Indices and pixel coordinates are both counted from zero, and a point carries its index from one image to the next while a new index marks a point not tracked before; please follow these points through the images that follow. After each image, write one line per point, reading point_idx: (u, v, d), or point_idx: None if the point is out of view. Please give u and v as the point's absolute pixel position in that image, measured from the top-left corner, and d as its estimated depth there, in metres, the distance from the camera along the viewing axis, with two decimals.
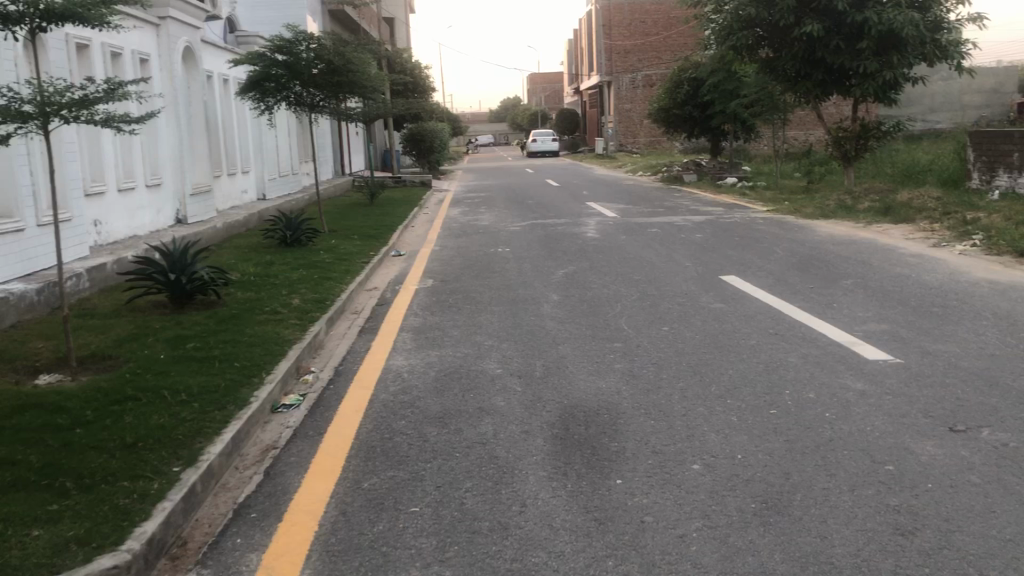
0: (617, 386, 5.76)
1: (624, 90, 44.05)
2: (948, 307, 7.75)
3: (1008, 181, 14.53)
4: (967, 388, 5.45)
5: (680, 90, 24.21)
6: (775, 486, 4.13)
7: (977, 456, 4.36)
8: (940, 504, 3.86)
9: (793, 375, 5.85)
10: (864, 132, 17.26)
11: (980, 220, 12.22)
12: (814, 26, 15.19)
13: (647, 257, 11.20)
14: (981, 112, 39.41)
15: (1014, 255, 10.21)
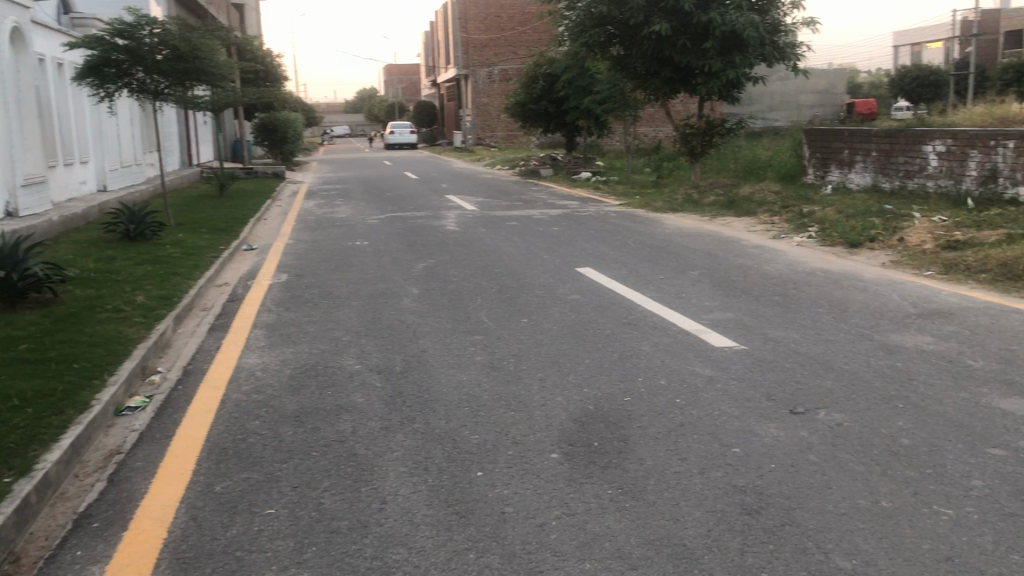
0: (478, 378, 5.78)
1: (481, 83, 44.31)
2: (787, 296, 8.22)
3: (839, 176, 15.48)
4: (806, 371, 5.77)
5: (535, 86, 24.55)
6: (630, 472, 4.25)
7: (815, 436, 4.63)
8: (782, 483, 4.06)
9: (646, 362, 6.05)
10: (709, 129, 18.01)
11: (816, 213, 12.98)
12: (662, 26, 15.71)
13: (505, 250, 11.30)
14: (815, 110, 41.91)
15: (846, 246, 10.90)
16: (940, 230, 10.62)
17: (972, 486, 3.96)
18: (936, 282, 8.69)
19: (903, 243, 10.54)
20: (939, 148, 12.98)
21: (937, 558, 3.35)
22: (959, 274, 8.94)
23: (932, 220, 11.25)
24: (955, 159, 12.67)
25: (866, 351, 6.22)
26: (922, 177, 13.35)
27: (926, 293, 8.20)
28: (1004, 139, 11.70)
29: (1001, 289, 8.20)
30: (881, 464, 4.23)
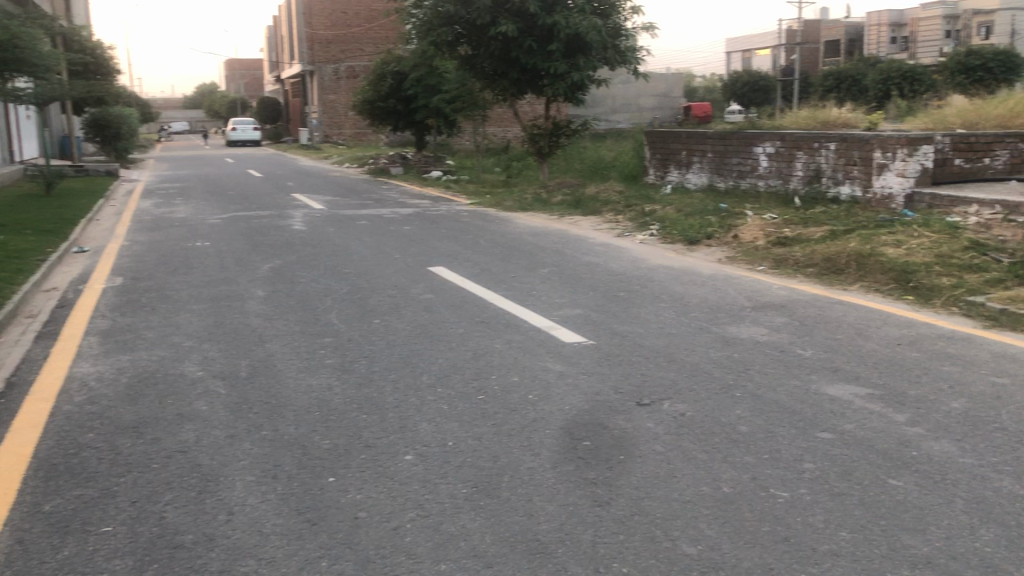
0: (328, 382, 5.66)
1: (327, 80, 43.50)
2: (633, 292, 8.47)
3: (678, 177, 16.13)
4: (651, 364, 5.97)
5: (383, 83, 24.30)
6: (484, 470, 4.26)
7: (661, 427, 4.79)
8: (631, 473, 4.18)
9: (498, 360, 6.09)
10: (556, 130, 18.36)
11: (657, 211, 13.45)
12: (508, 26, 15.89)
13: (354, 250, 11.13)
14: (655, 113, 43.50)
15: (685, 243, 11.37)
16: (770, 228, 11.22)
17: (804, 468, 4.20)
18: (769, 277, 9.19)
19: (737, 239, 11.06)
20: (768, 150, 13.71)
21: (776, 538, 3.53)
22: (789, 268, 9.46)
23: (763, 218, 11.87)
24: (783, 160, 13.43)
25: (706, 343, 6.50)
26: (754, 177, 14.07)
27: (759, 286, 8.65)
28: (826, 142, 12.48)
29: (826, 282, 8.77)
30: (723, 452, 4.43)
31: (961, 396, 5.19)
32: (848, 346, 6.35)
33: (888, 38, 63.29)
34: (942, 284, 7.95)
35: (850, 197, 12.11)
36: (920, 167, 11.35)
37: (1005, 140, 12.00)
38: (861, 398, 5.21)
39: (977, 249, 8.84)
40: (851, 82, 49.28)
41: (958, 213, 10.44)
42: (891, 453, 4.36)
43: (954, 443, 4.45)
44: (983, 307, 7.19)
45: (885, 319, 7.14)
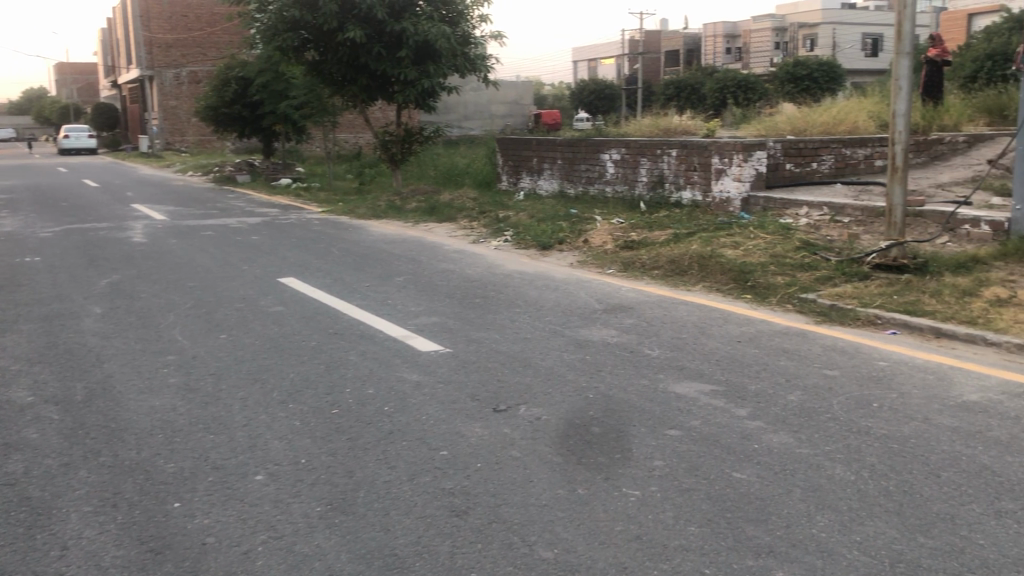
0: (172, 403, 5.40)
1: (168, 85, 41.76)
2: (488, 298, 8.52)
3: (530, 183, 16.38)
4: (507, 370, 6.01)
5: (227, 89, 23.54)
6: (339, 486, 4.17)
7: (517, 432, 4.83)
8: (487, 481, 4.19)
9: (353, 372, 5.98)
10: (408, 137, 18.29)
11: (510, 218, 13.59)
12: (356, 32, 15.71)
13: (200, 261, 10.71)
14: (506, 120, 44.00)
15: (538, 248, 11.55)
16: (618, 232, 11.55)
17: (655, 466, 4.32)
18: (618, 279, 9.44)
19: (587, 244, 11.32)
20: (614, 156, 14.13)
21: (629, 537, 3.62)
22: (636, 270, 9.75)
23: (611, 222, 12.21)
24: (628, 166, 13.84)
25: (559, 347, 6.61)
26: (602, 182, 14.45)
27: (609, 289, 8.88)
28: (668, 148, 12.97)
29: (671, 284, 9.08)
30: (577, 454, 4.50)
31: (796, 389, 5.49)
32: (693, 344, 6.60)
33: (723, 49, 66.50)
34: (777, 283, 8.37)
35: (691, 201, 12.62)
36: (755, 172, 11.94)
37: (830, 145, 12.75)
38: (705, 395, 5.42)
39: (807, 249, 9.38)
40: (691, 90, 51.25)
41: (790, 215, 11.09)
42: (734, 446, 4.56)
43: (791, 435, 4.70)
44: (814, 303, 7.63)
45: (726, 317, 7.48)
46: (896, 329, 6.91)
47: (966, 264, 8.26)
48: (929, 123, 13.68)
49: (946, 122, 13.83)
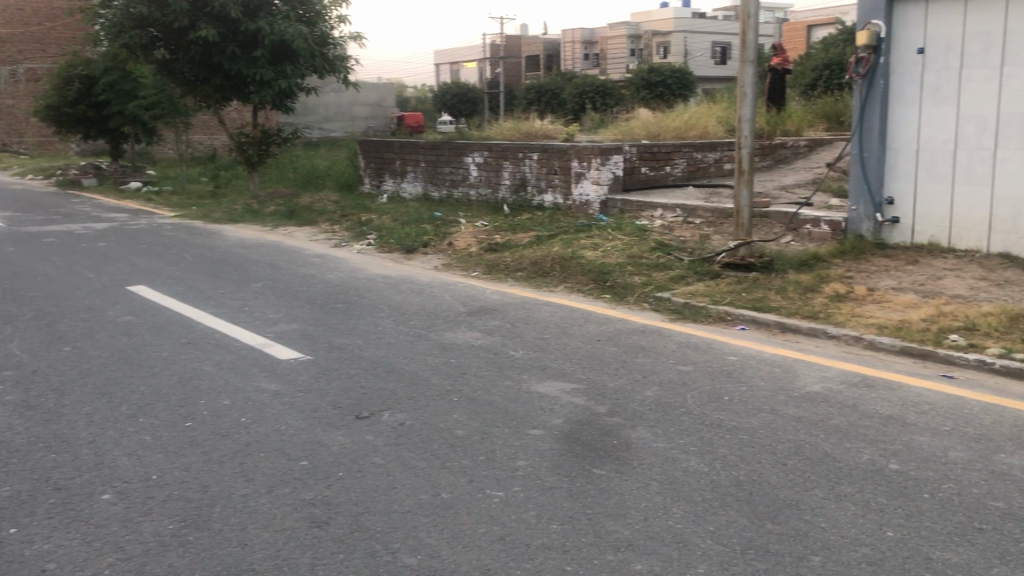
0: (8, 422, 5.05)
1: (4, 83, 39.16)
2: (350, 303, 8.39)
3: (392, 186, 16.25)
4: (370, 376, 5.92)
5: (69, 88, 22.29)
6: (193, 502, 4.00)
7: (380, 439, 4.76)
8: (349, 489, 4.12)
9: (208, 383, 5.76)
10: (265, 139, 17.81)
11: (373, 221, 13.44)
12: (209, 31, 15.19)
13: (41, 270, 10.08)
14: (367, 122, 43.50)
15: (402, 251, 11.47)
16: (482, 234, 11.61)
17: (518, 466, 4.36)
18: (481, 281, 9.49)
19: (451, 247, 11.32)
20: (477, 159, 14.19)
21: (492, 538, 3.63)
22: (499, 273, 9.81)
23: (475, 225, 12.26)
24: (491, 169, 13.93)
25: (423, 351, 6.56)
26: (465, 185, 14.49)
27: (472, 292, 8.91)
28: (529, 152, 13.13)
29: (534, 285, 9.19)
30: (441, 457, 4.49)
31: (653, 385, 5.66)
32: (555, 344, 6.70)
33: (581, 55, 68.01)
34: (634, 283, 8.62)
35: (553, 204, 12.82)
36: (612, 176, 12.29)
37: (682, 149, 13.22)
38: (567, 393, 5.51)
39: (663, 249, 9.70)
40: (551, 95, 51.94)
41: (647, 217, 11.45)
42: (595, 443, 4.66)
43: (649, 430, 4.84)
44: (669, 302, 7.89)
45: (588, 317, 7.63)
46: (745, 324, 7.22)
47: (808, 262, 8.73)
48: (774, 128, 14.37)
49: (789, 128, 14.56)
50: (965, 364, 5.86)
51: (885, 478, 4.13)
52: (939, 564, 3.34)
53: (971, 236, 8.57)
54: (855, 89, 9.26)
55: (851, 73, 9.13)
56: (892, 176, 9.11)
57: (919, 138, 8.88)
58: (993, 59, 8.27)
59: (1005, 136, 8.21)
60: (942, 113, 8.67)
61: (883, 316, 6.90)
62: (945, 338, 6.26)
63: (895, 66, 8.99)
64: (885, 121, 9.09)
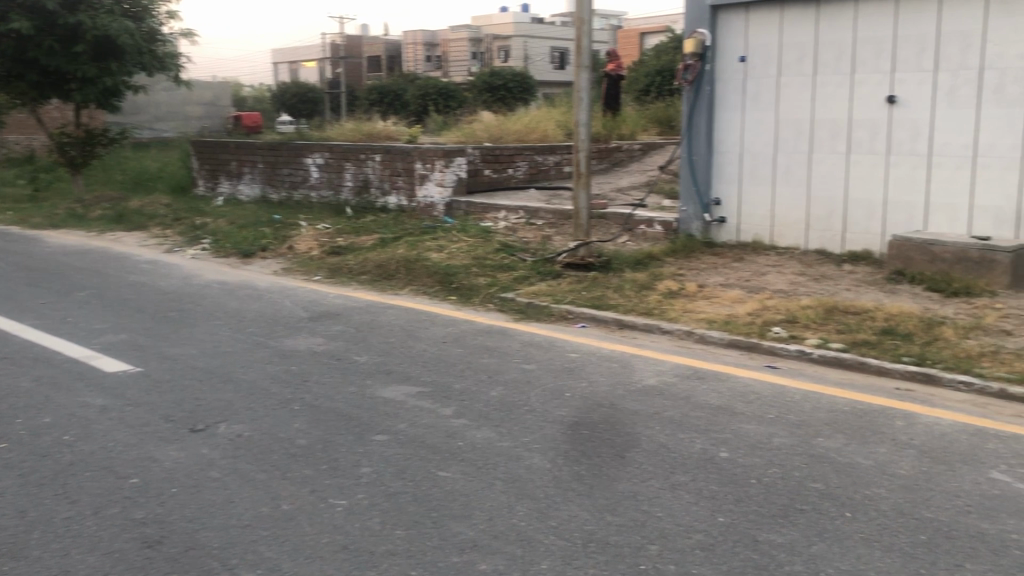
0: None
1: None
2: (184, 311, 8.03)
3: (229, 189, 15.69)
4: (205, 387, 5.68)
5: None
6: (9, 529, 3.72)
7: (216, 452, 4.59)
8: (183, 506, 3.94)
9: (26, 401, 5.36)
10: (89, 139, 16.80)
11: (208, 224, 12.94)
12: (23, 24, 14.17)
13: None
14: (202, 122, 41.86)
15: (239, 255, 11.09)
16: (323, 238, 11.39)
17: (361, 473, 4.30)
18: (324, 286, 9.31)
19: (292, 250, 11.05)
20: (318, 161, 13.92)
21: (335, 548, 3.57)
22: (343, 277, 9.64)
23: (316, 228, 12.00)
24: (332, 171, 13.70)
25: (262, 359, 6.37)
26: (305, 187, 14.18)
27: (314, 296, 8.72)
28: (371, 153, 13.00)
29: (378, 288, 9.10)
30: (282, 468, 4.37)
31: (497, 385, 5.71)
32: (399, 348, 6.66)
33: (423, 57, 67.96)
34: (479, 284, 8.68)
35: (397, 206, 12.74)
36: (456, 178, 12.34)
37: (523, 152, 13.41)
38: (412, 397, 5.48)
39: (506, 251, 9.81)
40: (393, 97, 51.47)
41: (490, 219, 11.57)
42: (439, 446, 4.65)
43: (492, 430, 4.88)
44: (513, 302, 7.99)
45: (433, 319, 7.62)
46: (585, 322, 7.42)
47: (643, 261, 9.05)
48: (609, 132, 14.65)
49: (624, 131, 14.86)
50: (787, 354, 6.22)
51: (715, 466, 4.34)
52: (765, 545, 3.54)
53: (791, 234, 9.13)
54: (683, 95, 9.68)
55: (680, 80, 9.52)
56: (719, 178, 9.60)
57: (742, 142, 9.38)
58: (805, 69, 8.83)
59: (818, 141, 8.79)
60: (763, 119, 9.19)
61: (712, 311, 7.24)
62: (768, 330, 6.63)
63: (719, 74, 9.47)
64: (712, 125, 9.55)
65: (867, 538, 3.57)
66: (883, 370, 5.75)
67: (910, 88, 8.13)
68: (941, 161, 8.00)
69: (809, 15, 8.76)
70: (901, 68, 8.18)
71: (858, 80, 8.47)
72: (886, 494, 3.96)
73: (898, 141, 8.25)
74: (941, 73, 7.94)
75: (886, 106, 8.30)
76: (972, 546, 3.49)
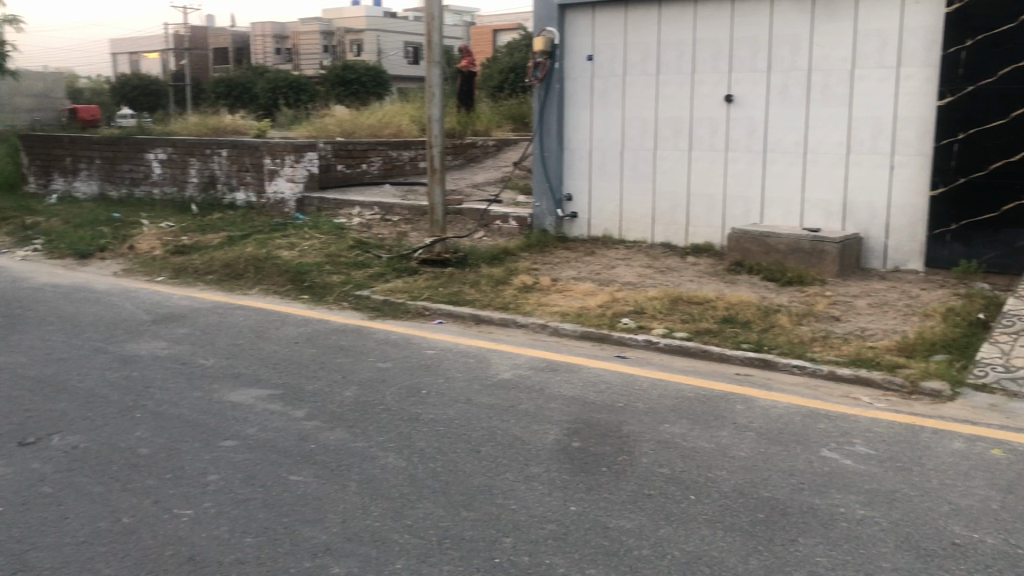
0: None
1: None
2: (12, 316, 7.52)
3: (62, 186, 14.79)
4: (36, 398, 5.33)
5: None
6: None
7: (48, 466, 4.32)
8: (11, 526, 3.69)
9: None
10: None
11: (39, 224, 12.16)
12: None
13: None
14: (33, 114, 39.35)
15: (75, 256, 10.48)
16: (167, 236, 10.91)
17: (208, 481, 4.14)
18: (168, 286, 8.91)
19: (133, 250, 10.53)
20: (160, 156, 13.32)
21: (180, 560, 3.42)
22: (188, 277, 9.26)
23: (159, 227, 11.48)
24: (176, 166, 13.14)
25: (100, 365, 6.03)
26: (147, 184, 13.54)
27: (158, 298, 8.34)
28: (218, 148, 12.55)
29: (226, 288, 8.79)
30: (122, 480, 4.15)
31: (351, 384, 5.63)
32: (248, 350, 6.45)
33: (273, 49, 66.24)
34: (333, 281, 8.53)
35: (246, 203, 12.35)
36: (307, 173, 12.07)
37: (377, 147, 13.25)
38: (262, 400, 5.33)
39: (360, 247, 9.67)
40: (242, 90, 49.90)
41: (344, 215, 11.38)
42: (291, 449, 4.54)
43: (346, 430, 4.80)
44: (368, 299, 7.89)
45: (284, 319, 7.43)
46: (441, 318, 7.41)
47: (498, 256, 9.12)
48: (464, 129, 14.86)
49: (478, 128, 15.11)
50: (636, 344, 6.41)
51: (568, 456, 4.42)
52: (615, 531, 3.63)
53: (638, 228, 9.41)
54: (533, 93, 9.83)
55: (530, 77, 9.66)
56: (570, 174, 9.80)
57: (591, 139, 9.60)
58: (649, 68, 9.12)
59: (662, 138, 9.10)
60: (610, 116, 9.44)
61: (565, 305, 7.38)
62: (618, 322, 6.82)
63: (568, 72, 9.67)
64: (562, 123, 9.74)
65: (710, 519, 3.72)
66: (724, 357, 6.02)
67: (746, 88, 8.53)
68: (775, 158, 8.43)
69: (652, 15, 9.04)
70: (737, 68, 8.58)
71: (698, 80, 8.82)
72: (727, 476, 4.15)
73: (735, 138, 8.64)
74: (774, 74, 8.36)
75: (724, 104, 8.68)
76: (805, 521, 3.69)
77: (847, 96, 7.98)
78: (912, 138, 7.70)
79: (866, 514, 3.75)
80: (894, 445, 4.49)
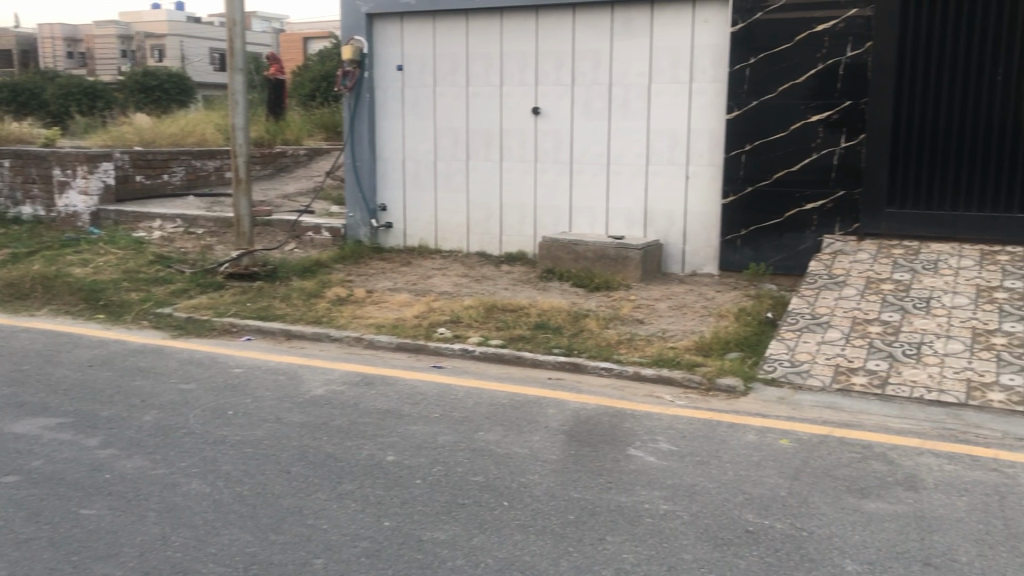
0: None
1: None
2: None
3: None
4: None
5: None
6: None
7: None
8: None
9: None
10: None
11: None
12: None
13: None
14: None
15: None
16: None
17: None
18: None
19: None
20: None
21: None
22: None
23: None
24: None
25: None
26: None
27: None
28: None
29: (9, 310, 8.09)
30: None
31: (151, 408, 5.31)
32: (35, 376, 5.96)
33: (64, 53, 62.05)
34: (130, 299, 8.04)
35: (33, 217, 11.45)
36: (102, 185, 11.34)
37: (179, 156, 12.65)
38: (49, 430, 4.92)
39: (161, 262, 9.18)
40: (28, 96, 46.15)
41: (144, 228, 10.77)
42: (81, 481, 4.22)
43: (145, 457, 4.53)
44: (170, 317, 7.49)
45: (77, 341, 6.94)
46: (250, 335, 7.14)
47: (310, 269, 8.91)
48: (272, 137, 14.41)
49: (288, 137, 14.66)
50: (451, 353, 6.43)
51: (382, 470, 4.36)
52: (429, 543, 3.61)
53: (453, 238, 9.46)
54: (343, 102, 9.68)
55: (339, 86, 9.51)
56: (383, 184, 9.72)
57: (403, 148, 9.57)
58: (458, 80, 9.19)
59: (473, 149, 9.20)
60: (421, 126, 9.45)
61: (380, 316, 7.31)
62: (434, 331, 6.81)
63: (378, 81, 9.59)
64: (374, 133, 9.65)
65: (523, 524, 3.77)
66: (536, 362, 6.13)
67: (552, 101, 8.77)
68: (581, 168, 8.71)
69: (459, 27, 9.13)
70: (543, 81, 8.80)
71: (506, 92, 8.98)
72: (538, 481, 4.22)
73: (543, 149, 8.86)
74: (578, 87, 8.64)
75: (532, 117, 8.89)
76: (612, 519, 3.82)
77: (644, 110, 8.37)
78: (704, 149, 8.17)
79: (669, 509, 3.91)
80: (693, 440, 4.73)
